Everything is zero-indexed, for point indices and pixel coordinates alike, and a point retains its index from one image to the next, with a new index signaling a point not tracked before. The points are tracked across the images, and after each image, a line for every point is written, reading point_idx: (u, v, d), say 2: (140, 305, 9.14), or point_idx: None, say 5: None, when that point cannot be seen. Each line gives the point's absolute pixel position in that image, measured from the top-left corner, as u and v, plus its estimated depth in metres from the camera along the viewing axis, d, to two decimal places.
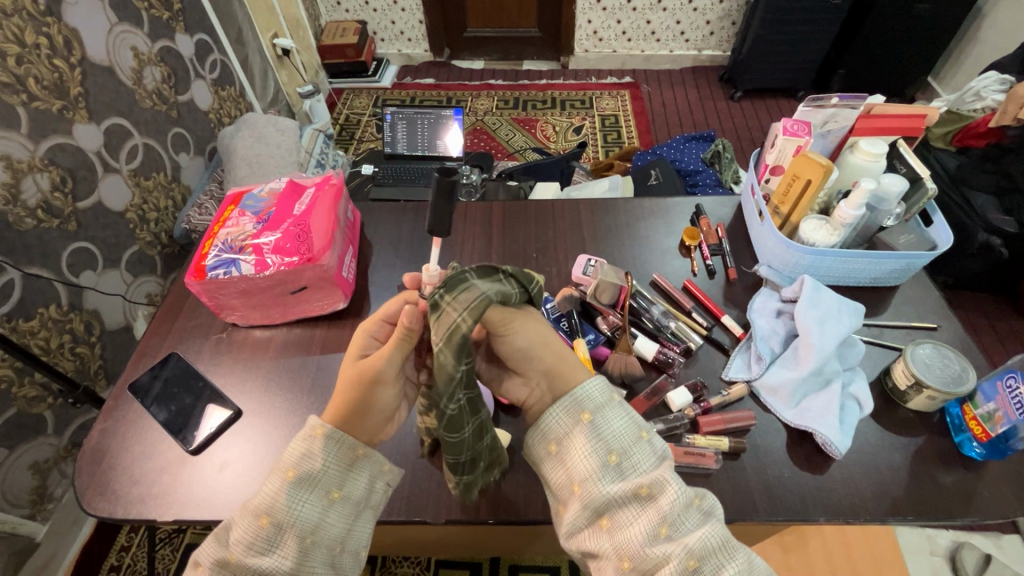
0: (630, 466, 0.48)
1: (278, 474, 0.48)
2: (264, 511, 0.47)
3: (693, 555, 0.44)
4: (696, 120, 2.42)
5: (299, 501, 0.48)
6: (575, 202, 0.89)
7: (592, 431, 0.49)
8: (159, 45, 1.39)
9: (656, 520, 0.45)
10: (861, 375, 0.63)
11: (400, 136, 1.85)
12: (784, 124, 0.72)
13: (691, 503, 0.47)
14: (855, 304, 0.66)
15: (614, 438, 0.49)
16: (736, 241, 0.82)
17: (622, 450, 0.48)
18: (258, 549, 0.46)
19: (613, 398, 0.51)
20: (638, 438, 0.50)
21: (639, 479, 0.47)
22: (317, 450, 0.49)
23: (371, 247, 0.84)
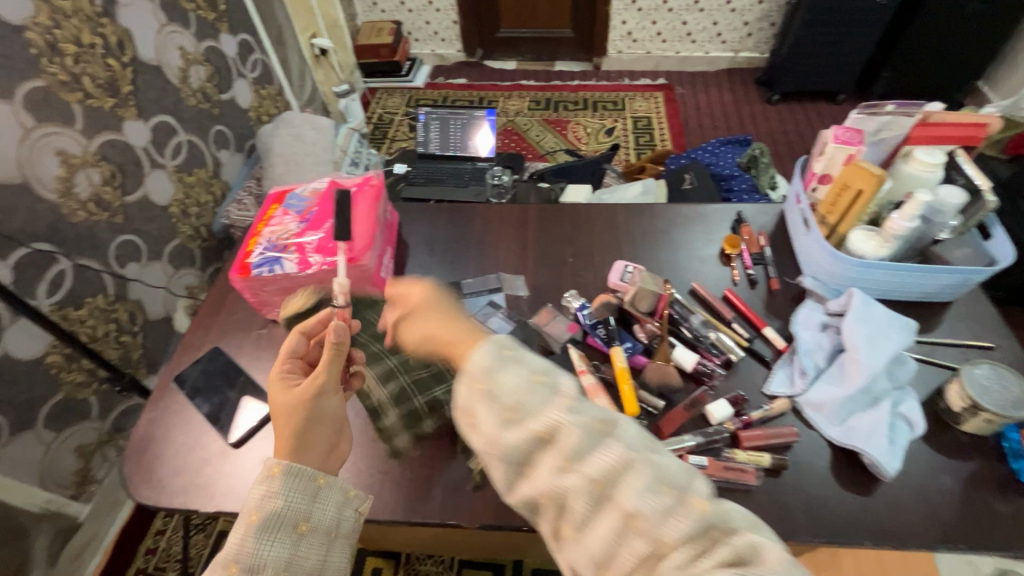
0: (526, 412, 0.37)
1: (241, 519, 0.47)
2: (229, 560, 0.45)
3: (596, 482, 0.35)
4: (731, 124, 2.37)
5: (267, 542, 0.46)
6: (611, 207, 0.88)
7: (484, 391, 0.38)
8: (205, 45, 1.44)
9: (557, 458, 0.36)
10: (912, 395, 0.61)
11: (433, 136, 1.86)
12: (836, 131, 0.70)
13: (596, 429, 0.36)
14: (907, 320, 0.63)
15: (507, 390, 0.38)
16: (779, 250, 0.79)
17: (516, 402, 0.37)
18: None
19: (507, 350, 0.40)
20: (534, 384, 0.38)
21: (536, 426, 0.37)
22: (276, 488, 0.48)
23: (408, 248, 0.85)
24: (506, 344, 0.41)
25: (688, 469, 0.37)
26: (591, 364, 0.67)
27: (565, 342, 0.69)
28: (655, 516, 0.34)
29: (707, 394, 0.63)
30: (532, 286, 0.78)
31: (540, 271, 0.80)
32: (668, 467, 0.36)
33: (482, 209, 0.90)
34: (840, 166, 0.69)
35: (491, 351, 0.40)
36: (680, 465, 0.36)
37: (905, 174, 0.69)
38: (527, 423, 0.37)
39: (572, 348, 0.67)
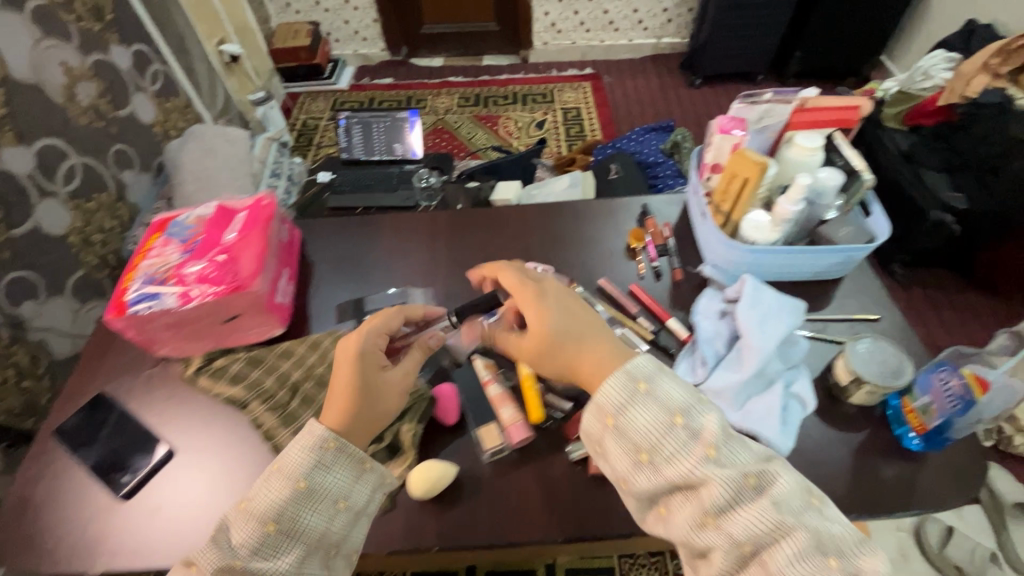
0: (666, 460, 0.46)
1: (289, 480, 0.49)
2: (269, 516, 0.48)
3: (745, 545, 0.42)
4: (658, 111, 2.41)
5: (309, 510, 0.49)
6: (521, 208, 0.88)
7: (622, 433, 0.48)
8: (92, 58, 1.33)
9: (701, 511, 0.44)
10: (805, 373, 0.63)
11: (357, 140, 1.80)
12: (720, 122, 0.71)
13: (744, 488, 0.44)
14: (795, 301, 0.66)
15: (643, 434, 0.47)
16: (683, 240, 0.81)
17: (652, 447, 0.47)
18: (264, 552, 0.47)
19: (635, 385, 0.49)
20: (671, 427, 0.47)
21: (674, 474, 0.46)
22: (328, 461, 0.51)
23: (313, 266, 0.81)
24: (640, 377, 0.49)
25: (854, 540, 0.43)
26: (499, 371, 0.65)
27: (471, 353, 0.67)
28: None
29: None
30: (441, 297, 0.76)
31: (448, 282, 0.78)
32: (828, 533, 0.42)
33: (390, 219, 0.87)
34: (727, 155, 0.71)
35: (623, 387, 0.49)
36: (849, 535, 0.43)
37: (789, 160, 0.71)
38: (665, 469, 0.46)
39: (477, 358, 0.66)
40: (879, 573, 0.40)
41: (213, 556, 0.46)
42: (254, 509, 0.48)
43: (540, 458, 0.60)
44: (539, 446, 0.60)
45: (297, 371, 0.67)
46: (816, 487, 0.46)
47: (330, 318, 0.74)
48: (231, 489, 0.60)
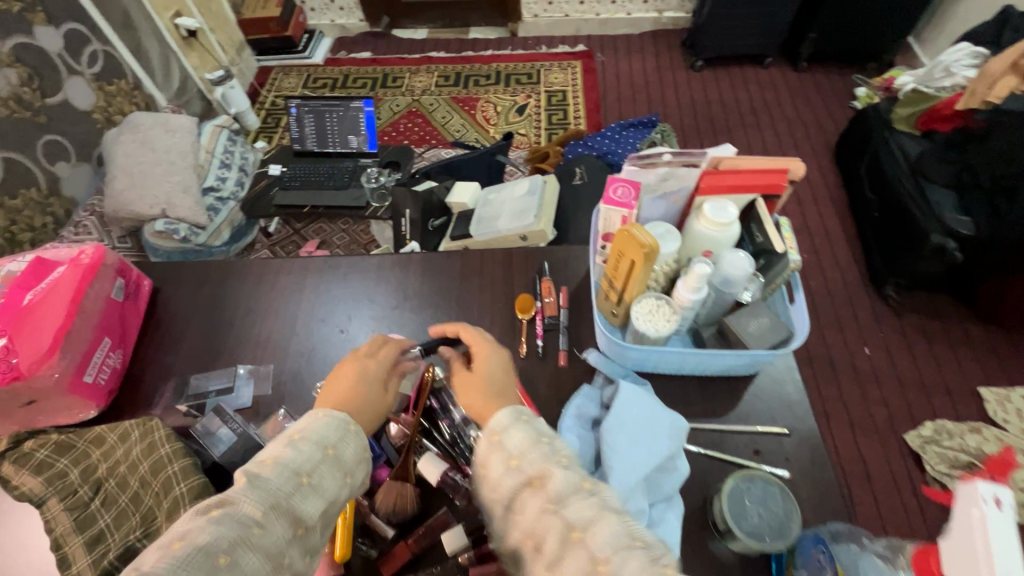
0: (528, 462, 0.43)
1: (317, 448, 0.45)
2: (304, 469, 0.44)
3: (574, 527, 0.39)
4: (652, 95, 2.16)
5: (325, 477, 0.45)
6: (407, 259, 0.77)
7: (498, 444, 0.45)
8: (13, 42, 1.29)
9: (543, 499, 0.41)
10: (677, 508, 0.52)
11: (309, 131, 1.66)
12: (611, 187, 0.58)
13: (579, 488, 0.41)
14: (677, 419, 0.54)
15: (517, 442, 0.44)
16: (580, 311, 0.69)
17: (522, 453, 0.44)
18: (291, 506, 0.42)
19: (523, 415, 0.47)
20: (511, 461, 0.43)
21: (530, 471, 0.43)
22: (347, 437, 0.48)
23: (158, 321, 0.72)
24: (525, 411, 0.47)
25: (631, 548, 0.37)
26: None
27: None
28: (620, 564, 0.36)
29: (447, 515, 0.54)
30: (287, 375, 0.66)
31: (302, 353, 0.68)
32: (601, 541, 0.38)
33: (258, 267, 0.77)
34: (616, 229, 0.58)
35: (517, 429, 0.45)
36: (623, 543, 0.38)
37: (696, 233, 0.59)
38: (527, 470, 0.43)
39: None
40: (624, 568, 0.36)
41: (249, 501, 0.41)
42: (283, 462, 0.44)
43: None
44: None
45: (104, 465, 0.59)
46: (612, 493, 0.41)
47: (163, 394, 0.66)
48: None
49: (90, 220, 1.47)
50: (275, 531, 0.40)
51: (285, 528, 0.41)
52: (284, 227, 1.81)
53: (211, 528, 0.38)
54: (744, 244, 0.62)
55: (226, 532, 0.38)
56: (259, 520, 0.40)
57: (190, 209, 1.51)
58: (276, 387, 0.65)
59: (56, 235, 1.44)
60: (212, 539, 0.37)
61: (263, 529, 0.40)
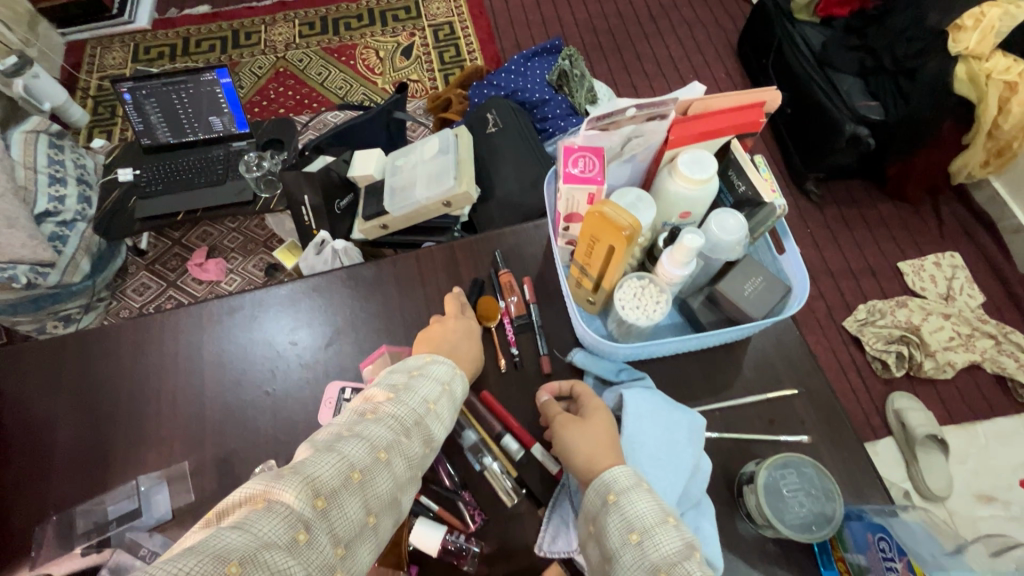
0: (653, 547, 0.37)
1: (437, 377, 0.46)
2: (431, 396, 0.45)
3: None
4: (544, 15, 1.97)
5: (448, 404, 0.46)
6: (327, 280, 0.62)
7: (617, 509, 0.40)
8: None
9: None
10: (709, 512, 0.47)
11: (156, 120, 1.33)
12: (569, 159, 0.47)
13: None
14: (691, 416, 0.48)
15: (641, 514, 0.39)
16: (550, 303, 0.60)
17: (645, 529, 0.38)
18: (426, 425, 0.43)
19: (642, 482, 0.42)
20: (629, 542, 0.38)
21: (659, 561, 0.36)
22: (453, 368, 0.48)
23: (6, 442, 0.54)
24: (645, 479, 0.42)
25: None
26: None
27: None
28: None
29: None
30: (212, 466, 0.52)
31: (225, 431, 0.54)
32: None
33: (130, 333, 0.58)
34: (583, 209, 0.48)
35: (645, 498, 0.40)
36: None
37: (676, 193, 0.49)
38: (651, 555, 0.36)
39: None
40: None
41: (394, 412, 0.42)
42: (419, 384, 0.45)
43: None
44: None
45: None
46: None
47: (43, 538, 0.50)
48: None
49: None
50: (416, 443, 0.42)
51: (421, 444, 0.43)
52: (159, 240, 1.51)
53: (370, 427, 0.40)
54: (721, 198, 0.54)
55: (382, 432, 0.40)
56: (406, 431, 0.41)
57: (22, 246, 1.18)
58: (200, 487, 0.52)
59: None
60: (373, 436, 0.40)
61: (408, 440, 0.41)
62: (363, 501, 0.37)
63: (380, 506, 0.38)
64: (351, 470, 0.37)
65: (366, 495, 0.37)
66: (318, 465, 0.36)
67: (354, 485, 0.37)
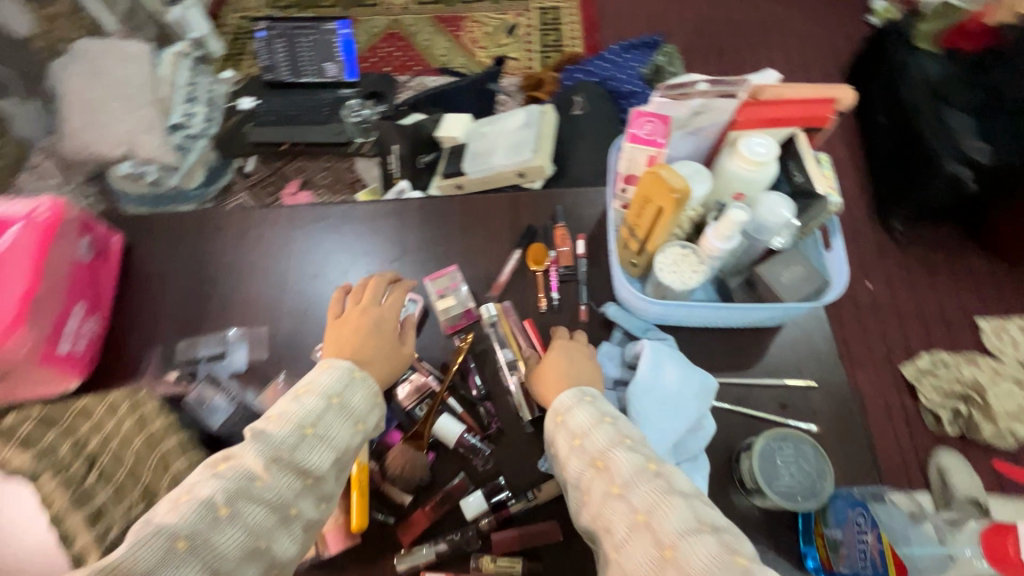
0: (591, 444, 0.44)
1: (320, 398, 0.46)
2: (307, 421, 0.44)
3: (639, 510, 0.38)
4: (652, 11, 1.97)
5: (333, 427, 0.45)
6: (404, 205, 0.69)
7: (563, 424, 0.46)
8: None
9: (607, 481, 0.41)
10: (704, 466, 0.51)
11: (281, 58, 1.50)
12: (638, 122, 0.51)
13: (644, 469, 0.41)
14: (705, 378, 0.52)
15: (579, 423, 0.45)
16: (597, 261, 0.64)
17: (584, 432, 0.45)
18: (296, 457, 0.42)
19: (585, 395, 0.48)
20: (574, 445, 0.44)
21: (594, 452, 0.43)
22: (348, 384, 0.47)
23: (133, 285, 0.65)
24: (588, 392, 0.48)
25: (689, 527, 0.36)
26: None
27: None
28: (688, 548, 0.36)
29: (465, 480, 0.53)
30: (283, 336, 0.62)
31: (297, 312, 0.64)
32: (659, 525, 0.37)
33: (236, 220, 0.69)
34: (642, 170, 0.52)
35: (584, 409, 0.46)
36: (686, 515, 0.37)
37: (727, 170, 0.53)
38: (589, 449, 0.44)
39: None
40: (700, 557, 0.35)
41: (249, 456, 0.41)
42: (287, 415, 0.44)
43: (366, 566, 0.50)
44: (366, 549, 0.50)
45: None
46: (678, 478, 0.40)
47: (146, 364, 0.61)
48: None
49: (48, 164, 1.38)
50: (278, 483, 0.41)
51: (289, 481, 0.42)
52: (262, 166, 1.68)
53: (213, 484, 0.39)
54: (778, 186, 0.56)
55: (225, 486, 0.39)
56: (260, 475, 0.41)
57: (155, 148, 1.36)
58: (274, 350, 0.61)
59: (18, 182, 1.34)
60: (215, 492, 0.39)
61: (264, 482, 0.41)
62: (200, 563, 0.37)
63: (233, 562, 0.38)
64: (173, 539, 0.36)
65: (201, 557, 0.37)
66: (132, 549, 0.35)
67: (182, 553, 0.36)
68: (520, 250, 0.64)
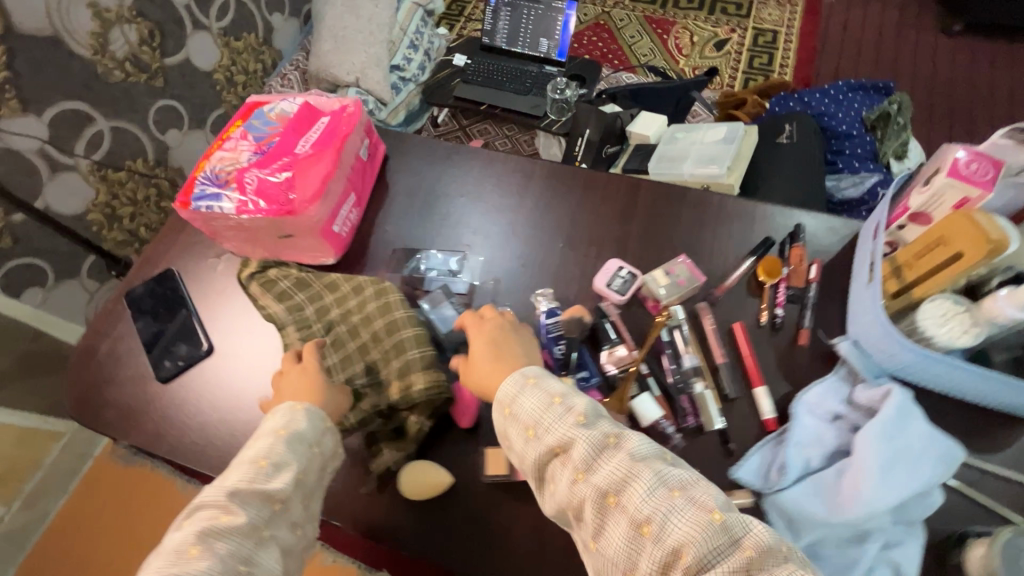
0: (545, 433, 0.43)
1: (268, 434, 0.49)
2: (260, 453, 0.47)
3: (608, 493, 0.40)
4: (882, 56, 1.80)
5: (288, 453, 0.47)
6: (637, 182, 0.69)
7: (512, 414, 0.45)
8: None
9: (571, 469, 0.41)
10: (919, 537, 0.46)
11: (502, 25, 1.62)
12: (965, 158, 0.48)
13: (604, 444, 0.41)
14: (953, 446, 0.47)
15: (529, 410, 0.44)
16: (831, 291, 0.61)
17: (535, 421, 0.44)
18: (259, 485, 0.45)
19: (529, 377, 0.47)
20: (529, 435, 0.44)
21: (551, 441, 0.43)
22: (294, 420, 0.50)
23: (387, 190, 0.73)
24: (530, 373, 0.47)
25: (669, 504, 0.38)
26: None
27: None
28: (664, 520, 0.38)
29: None
30: (502, 274, 0.66)
31: (517, 253, 0.67)
32: (634, 507, 0.38)
33: (480, 157, 0.74)
34: (946, 211, 0.49)
35: (529, 395, 0.45)
36: (655, 490, 0.39)
37: None
38: (544, 441, 0.43)
39: None
40: (687, 538, 0.37)
41: (208, 503, 0.44)
42: (241, 462, 0.47)
43: None
44: None
45: (336, 309, 0.62)
46: (639, 450, 0.41)
47: (381, 260, 0.68)
48: (244, 386, 0.62)
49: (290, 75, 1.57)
50: (245, 512, 0.43)
51: (259, 505, 0.44)
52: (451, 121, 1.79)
53: (179, 534, 0.42)
54: None
55: (194, 530, 0.41)
56: (225, 507, 0.43)
57: (377, 83, 1.50)
58: (493, 281, 0.65)
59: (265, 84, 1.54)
60: (179, 541, 0.41)
61: (232, 513, 0.43)
62: None
63: None
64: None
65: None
66: None
67: None
68: (753, 258, 0.62)
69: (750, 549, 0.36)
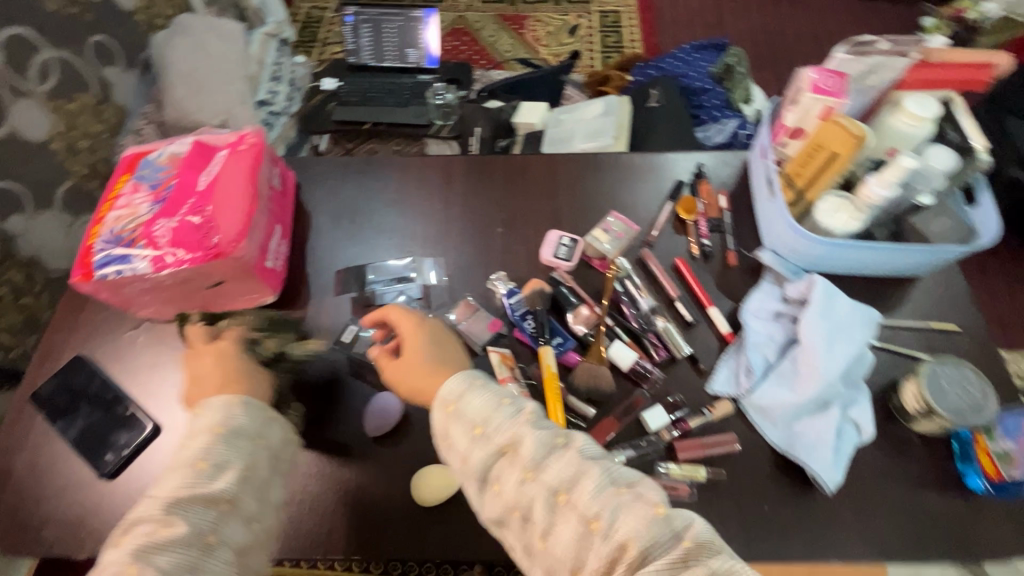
0: (494, 433, 0.45)
1: (204, 431, 0.47)
2: (198, 454, 0.45)
3: (559, 491, 0.42)
4: (709, 19, 2.04)
5: (231, 450, 0.46)
6: (553, 157, 0.73)
7: (456, 413, 0.46)
8: None
9: (519, 468, 0.43)
10: (865, 395, 0.55)
11: (366, 42, 1.60)
12: (819, 76, 0.58)
13: (553, 447, 0.44)
14: (870, 311, 0.56)
15: (476, 410, 0.46)
16: (742, 214, 0.69)
17: (485, 421, 0.45)
18: (197, 491, 0.43)
19: (474, 379, 0.48)
20: (475, 433, 0.45)
21: (500, 439, 0.44)
22: (236, 409, 0.48)
23: (310, 217, 0.70)
24: (477, 375, 0.49)
25: (617, 500, 0.41)
26: (517, 365, 0.60)
27: (487, 343, 0.61)
28: (613, 516, 0.40)
29: (644, 397, 0.58)
30: (452, 269, 0.66)
31: (461, 247, 0.68)
32: (585, 504, 0.41)
33: (397, 164, 0.73)
34: (816, 120, 0.58)
35: (479, 394, 0.47)
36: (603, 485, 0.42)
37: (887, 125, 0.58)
38: (493, 439, 0.44)
39: (493, 350, 0.59)
40: (634, 529, 0.39)
41: (138, 527, 0.41)
42: (176, 467, 0.45)
43: None
44: None
45: None
46: (586, 450, 0.44)
47: (325, 287, 0.66)
48: None
49: None
50: (187, 522, 0.42)
51: (202, 514, 0.43)
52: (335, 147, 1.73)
53: (111, 555, 0.40)
54: None
55: (130, 549, 0.40)
56: (165, 524, 0.41)
57: None
58: (445, 279, 0.65)
59: None
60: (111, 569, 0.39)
61: (170, 528, 0.41)
62: None
63: None
64: None
65: None
66: None
67: None
68: (669, 202, 0.69)
69: (686, 541, 0.39)
